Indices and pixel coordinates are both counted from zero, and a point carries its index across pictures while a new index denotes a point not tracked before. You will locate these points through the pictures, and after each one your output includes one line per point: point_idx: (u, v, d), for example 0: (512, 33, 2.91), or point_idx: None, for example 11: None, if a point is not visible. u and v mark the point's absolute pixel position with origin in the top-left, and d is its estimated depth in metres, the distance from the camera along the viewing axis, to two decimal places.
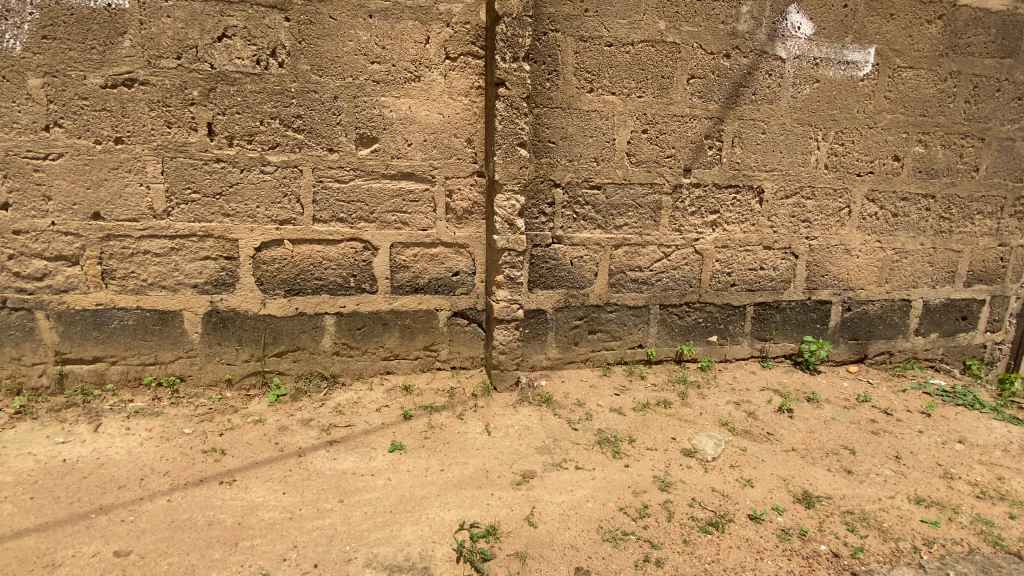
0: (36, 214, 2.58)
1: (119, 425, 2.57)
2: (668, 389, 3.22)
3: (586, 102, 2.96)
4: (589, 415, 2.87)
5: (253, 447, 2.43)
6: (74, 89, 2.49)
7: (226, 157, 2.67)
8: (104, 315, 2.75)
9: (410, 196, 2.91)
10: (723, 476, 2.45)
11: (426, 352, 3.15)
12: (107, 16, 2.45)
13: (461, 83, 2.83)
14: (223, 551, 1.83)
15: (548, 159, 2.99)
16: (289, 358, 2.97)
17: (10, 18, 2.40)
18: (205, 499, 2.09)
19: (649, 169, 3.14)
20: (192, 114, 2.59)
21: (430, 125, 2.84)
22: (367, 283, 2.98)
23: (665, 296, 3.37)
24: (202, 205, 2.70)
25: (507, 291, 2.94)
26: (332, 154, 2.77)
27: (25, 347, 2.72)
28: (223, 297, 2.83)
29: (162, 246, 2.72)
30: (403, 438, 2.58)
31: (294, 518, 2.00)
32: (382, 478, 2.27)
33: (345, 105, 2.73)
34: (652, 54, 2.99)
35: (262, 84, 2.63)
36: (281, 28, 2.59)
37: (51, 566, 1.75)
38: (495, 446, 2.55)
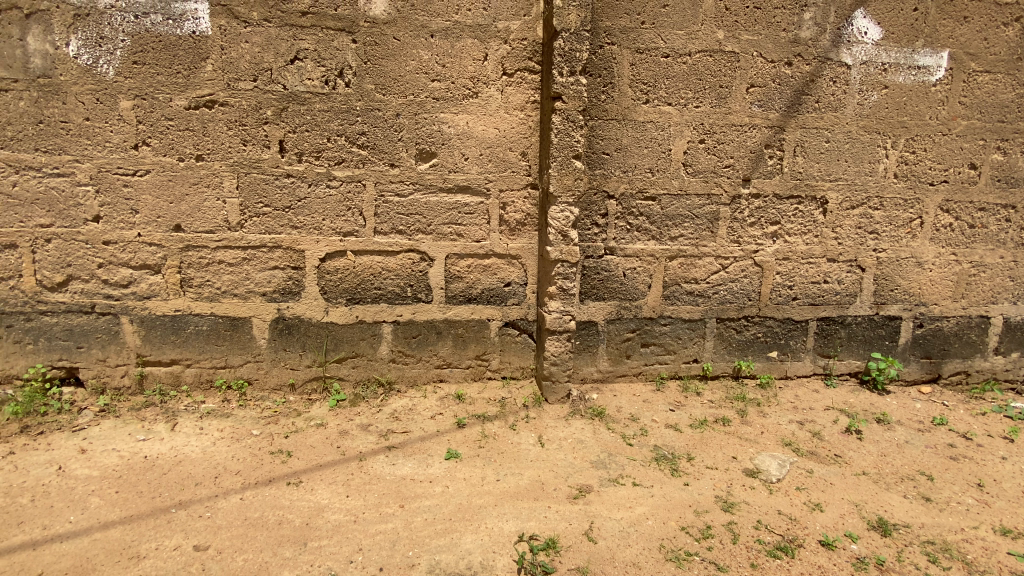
0: (124, 226, 2.79)
1: (193, 425, 2.72)
2: (726, 406, 3.12)
3: (641, 113, 2.94)
4: (644, 430, 2.81)
5: (316, 450, 2.52)
6: (161, 110, 2.68)
7: (295, 173, 2.81)
8: (181, 320, 2.93)
9: (465, 208, 2.97)
10: (789, 498, 2.35)
11: (478, 361, 3.18)
12: (191, 42, 2.64)
13: (518, 97, 2.88)
14: (293, 550, 1.90)
15: (603, 170, 2.98)
16: (348, 364, 3.08)
17: (105, 46, 2.61)
18: (274, 499, 2.18)
19: (707, 179, 3.08)
20: (265, 132, 2.75)
21: (487, 139, 2.90)
22: (423, 293, 3.05)
23: (722, 309, 3.28)
24: (272, 218, 2.85)
25: (559, 302, 2.93)
26: (393, 168, 2.87)
27: (110, 349, 2.93)
28: (289, 305, 2.96)
29: (235, 257, 2.88)
30: (458, 446, 2.61)
31: (357, 521, 2.05)
32: (439, 485, 2.30)
33: (406, 121, 2.83)
34: (710, 64, 2.95)
35: (330, 104, 2.76)
36: (348, 50, 2.72)
37: (138, 557, 1.86)
38: (549, 458, 2.53)
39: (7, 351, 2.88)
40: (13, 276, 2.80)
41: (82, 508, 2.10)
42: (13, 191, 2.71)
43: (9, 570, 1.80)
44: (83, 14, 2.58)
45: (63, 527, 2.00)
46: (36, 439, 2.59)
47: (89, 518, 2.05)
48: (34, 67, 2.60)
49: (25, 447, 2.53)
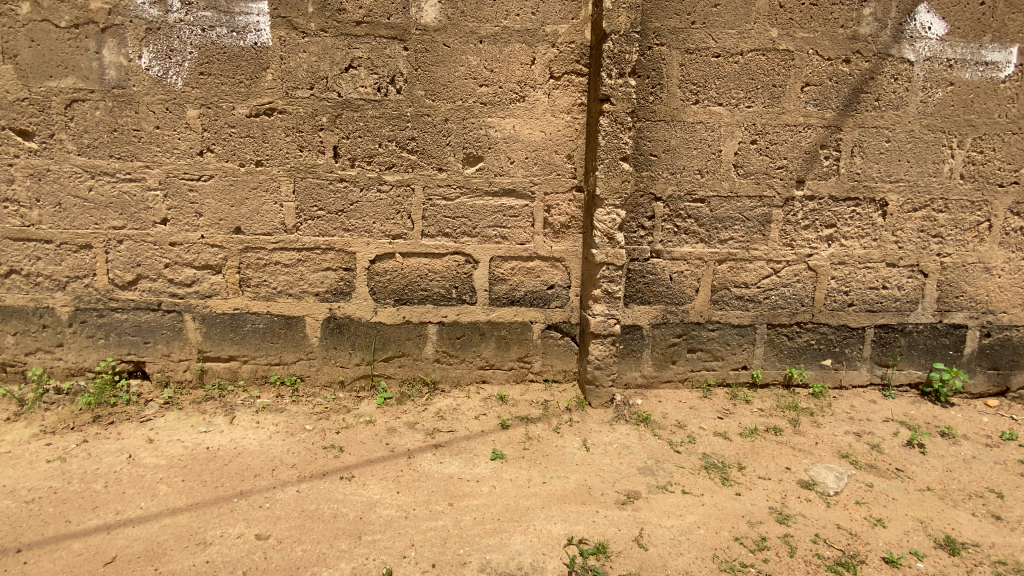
0: (189, 228, 2.94)
1: (250, 418, 2.84)
2: (777, 414, 3.02)
3: (690, 114, 2.90)
4: (692, 437, 2.76)
5: (366, 446, 2.58)
6: (224, 118, 2.82)
7: (348, 177, 2.90)
8: (239, 318, 3.06)
9: (510, 211, 2.99)
10: (848, 513, 2.25)
11: (521, 363, 3.20)
12: (253, 53, 2.76)
13: (564, 100, 2.88)
14: (348, 543, 1.95)
15: (650, 171, 2.95)
16: (395, 363, 3.15)
17: (174, 58, 2.76)
18: (329, 492, 2.24)
19: (758, 181, 3.00)
20: (320, 139, 2.85)
21: (533, 142, 2.92)
22: (467, 295, 3.09)
23: (773, 315, 3.19)
24: (325, 221, 2.95)
25: (604, 306, 2.91)
26: (441, 172, 2.92)
27: (174, 345, 3.09)
28: (340, 305, 3.05)
29: (290, 258, 2.99)
30: (503, 447, 2.63)
31: (408, 517, 2.09)
32: (486, 485, 2.32)
33: (454, 126, 2.88)
34: (763, 63, 2.88)
35: (382, 110, 2.84)
36: (399, 57, 2.79)
37: (205, 543, 1.95)
38: (595, 462, 2.52)
39: (82, 345, 3.09)
40: (89, 275, 3.00)
41: (152, 494, 2.22)
42: (90, 195, 2.90)
43: (87, 551, 1.91)
44: (154, 28, 2.73)
45: (135, 513, 2.11)
46: (107, 428, 2.76)
47: (159, 504, 2.16)
48: (110, 79, 2.77)
49: (99, 436, 2.69)
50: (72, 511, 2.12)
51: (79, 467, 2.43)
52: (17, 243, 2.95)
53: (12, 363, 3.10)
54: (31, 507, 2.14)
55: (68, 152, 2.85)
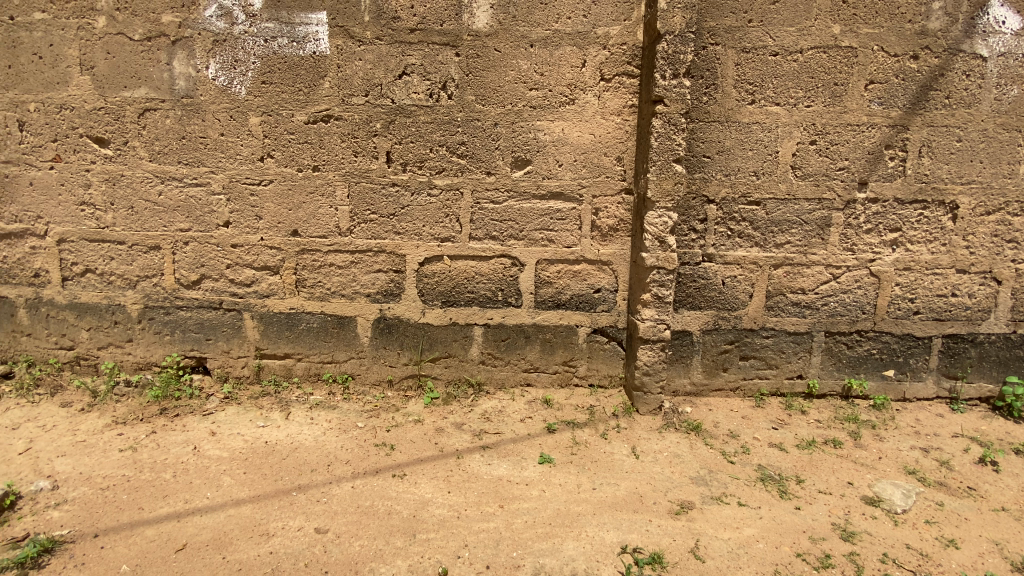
0: (250, 231, 3.07)
1: (304, 415, 2.94)
2: (835, 426, 2.90)
3: (746, 114, 2.82)
4: (745, 448, 2.68)
5: (416, 445, 2.63)
6: (284, 125, 2.93)
7: (399, 182, 2.97)
8: (294, 318, 3.17)
9: (558, 214, 2.98)
10: (918, 532, 2.14)
11: (566, 367, 3.18)
12: (312, 62, 2.86)
13: (615, 102, 2.86)
14: (404, 540, 1.99)
15: (702, 173, 2.88)
16: (441, 363, 3.20)
17: (239, 68, 2.89)
18: (382, 489, 2.29)
19: (817, 183, 2.90)
20: (374, 144, 2.93)
21: (582, 145, 2.90)
22: (514, 297, 3.10)
23: (831, 322, 3.07)
24: (378, 225, 3.03)
25: (653, 310, 2.86)
26: (490, 176, 2.95)
27: (233, 342, 3.23)
28: (389, 306, 3.12)
29: (343, 260, 3.08)
30: (551, 451, 2.62)
31: (460, 518, 2.11)
32: (536, 489, 2.31)
33: (504, 130, 2.89)
34: (823, 61, 2.77)
35: (434, 115, 2.89)
36: (452, 63, 2.84)
37: (268, 534, 2.02)
38: (646, 470, 2.48)
39: (150, 340, 3.26)
40: (157, 275, 3.17)
41: (217, 485, 2.33)
42: (159, 199, 3.07)
43: (159, 537, 2.02)
44: (221, 40, 2.87)
45: (201, 502, 2.21)
46: (173, 420, 2.91)
47: (223, 495, 2.26)
48: (179, 89, 2.93)
49: (165, 427, 2.84)
50: (145, 499, 2.24)
51: (148, 456, 2.56)
52: (93, 244, 3.15)
53: (86, 356, 3.30)
54: (108, 493, 2.28)
55: (141, 158, 3.02)
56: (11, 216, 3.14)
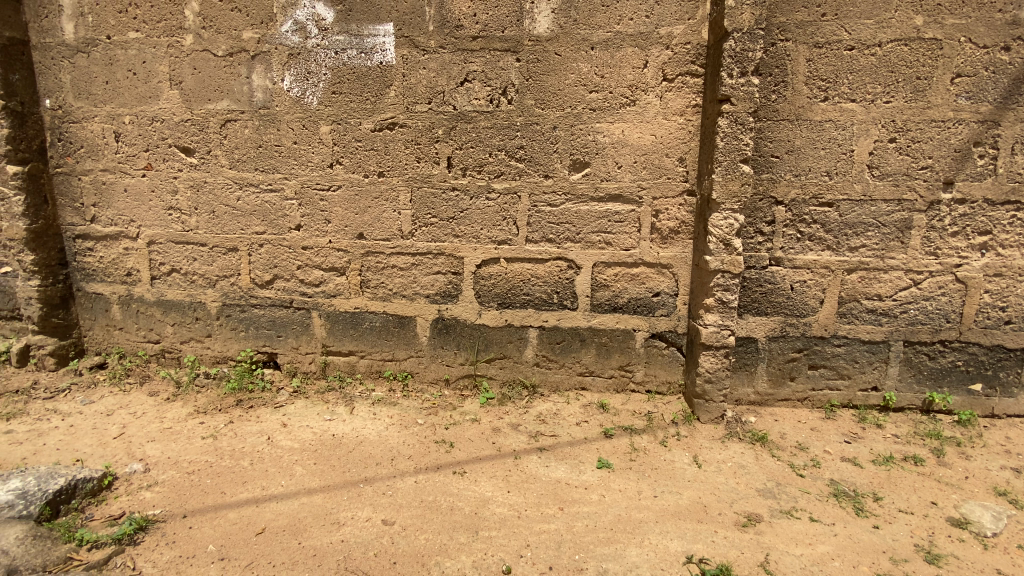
0: (319, 234, 3.23)
1: (367, 411, 3.07)
2: (915, 442, 2.72)
3: (818, 112, 2.70)
4: (816, 461, 2.56)
5: (475, 444, 2.69)
6: (352, 133, 3.06)
7: (459, 186, 3.04)
8: (358, 317, 3.31)
9: (616, 217, 2.96)
10: (1013, 558, 1.98)
11: (623, 372, 3.15)
12: (379, 71, 2.98)
13: (677, 102, 2.81)
14: (467, 536, 2.03)
15: (770, 174, 2.78)
16: (497, 364, 3.24)
17: (311, 80, 3.05)
18: (444, 485, 2.36)
19: (897, 183, 2.74)
20: (436, 150, 3.01)
21: (643, 146, 2.87)
22: (570, 300, 3.10)
23: (911, 331, 2.89)
24: (437, 228, 3.11)
25: (717, 315, 2.79)
26: (548, 179, 2.96)
27: (302, 339, 3.40)
28: (448, 307, 3.20)
29: (404, 262, 3.18)
30: (609, 456, 2.60)
31: (521, 517, 2.14)
32: (595, 493, 2.31)
33: (563, 134, 2.91)
34: (904, 54, 2.62)
35: (494, 120, 2.94)
36: (512, 69, 2.88)
37: (339, 523, 2.12)
38: (708, 479, 2.41)
39: (226, 336, 3.49)
40: (235, 275, 3.39)
41: (290, 474, 2.46)
42: (238, 204, 3.28)
43: (240, 520, 2.15)
44: (295, 53, 3.03)
45: (276, 489, 2.35)
46: (248, 411, 3.10)
47: (296, 484, 2.39)
48: (257, 101, 3.12)
49: (241, 417, 3.03)
50: (226, 484, 2.40)
51: (227, 444, 2.74)
52: (178, 246, 3.40)
53: (171, 349, 3.58)
54: (192, 477, 2.45)
55: (222, 166, 3.24)
56: (108, 220, 3.44)
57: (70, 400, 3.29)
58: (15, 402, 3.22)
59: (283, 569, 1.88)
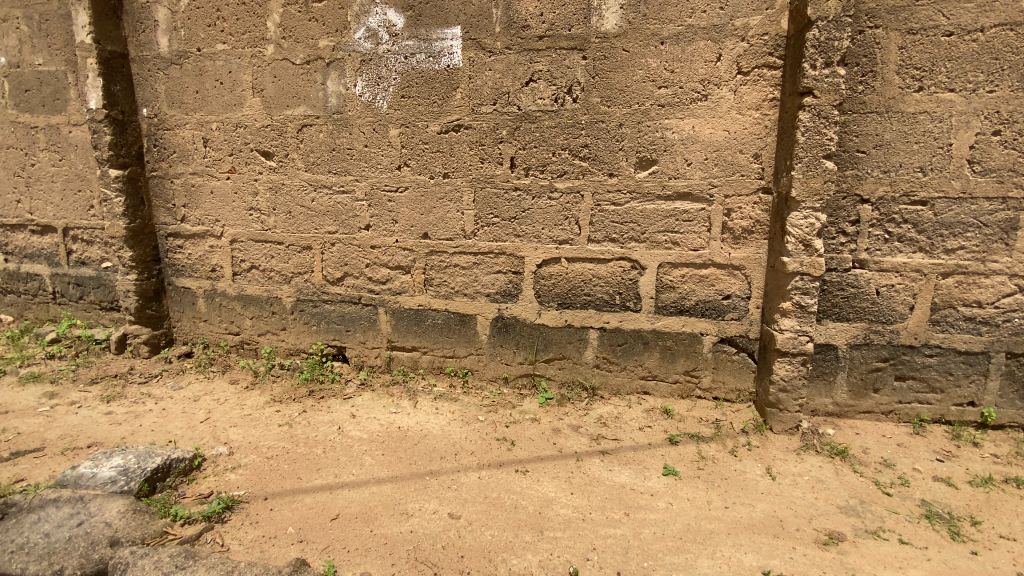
0: (386, 233, 3.34)
1: (430, 406, 3.15)
2: (1019, 464, 2.48)
3: (911, 103, 2.51)
4: (904, 479, 2.38)
5: (536, 444, 2.69)
6: (420, 135, 3.14)
7: (522, 186, 3.05)
8: (421, 314, 3.39)
9: (684, 216, 2.87)
10: None
11: (688, 377, 3.05)
12: (446, 74, 3.04)
13: (753, 97, 2.69)
14: (532, 536, 2.04)
15: (855, 170, 2.61)
16: (556, 364, 3.23)
17: (382, 85, 3.15)
18: (508, 483, 2.37)
19: (1001, 180, 2.50)
20: (500, 150, 3.04)
21: (714, 143, 2.76)
22: (632, 302, 3.03)
23: (1015, 342, 2.63)
24: (500, 228, 3.13)
25: (794, 320, 2.66)
26: (612, 178, 2.92)
27: (368, 334, 3.53)
28: (508, 306, 3.22)
29: (466, 261, 3.23)
30: (675, 463, 2.53)
31: (586, 520, 2.12)
32: (662, 500, 2.25)
33: (629, 131, 2.85)
34: (1011, 39, 2.39)
35: (559, 119, 2.93)
36: (578, 67, 2.85)
37: (408, 514, 2.18)
38: (784, 493, 2.30)
39: (299, 329, 3.68)
40: (308, 272, 3.56)
41: (360, 464, 2.56)
42: (312, 205, 3.44)
43: (317, 505, 2.26)
44: (367, 59, 3.15)
45: (348, 478, 2.45)
46: (319, 402, 3.26)
47: (366, 473, 2.48)
48: (331, 106, 3.27)
49: (313, 407, 3.19)
50: (302, 470, 2.53)
51: (302, 432, 2.89)
52: (257, 244, 3.62)
53: (249, 341, 3.81)
54: (272, 462, 2.60)
55: (298, 169, 3.41)
56: (196, 219, 3.72)
57: (162, 385, 3.58)
58: (115, 385, 3.54)
59: (357, 555, 1.95)
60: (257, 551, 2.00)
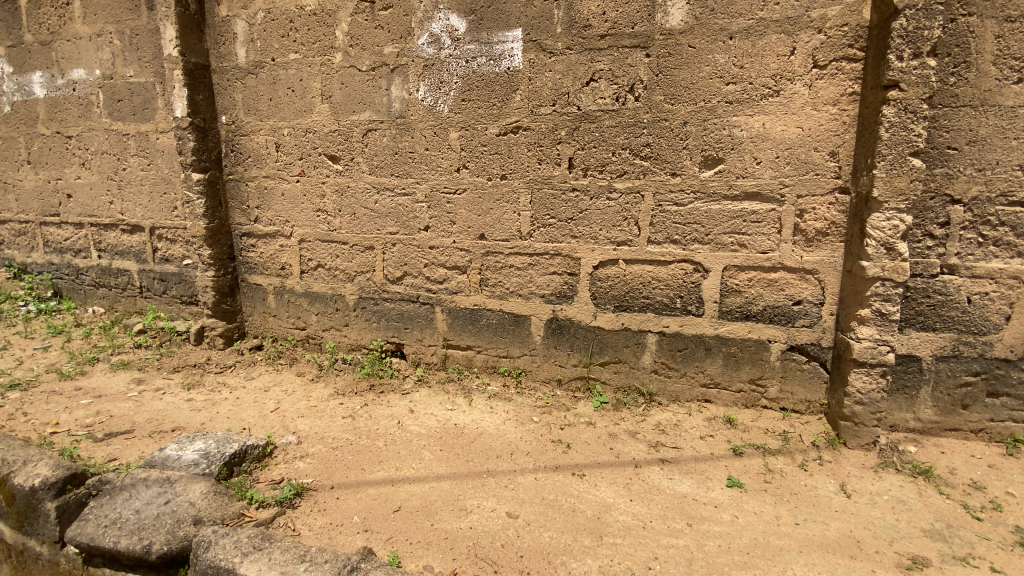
0: (444, 234, 3.41)
1: (485, 405, 3.19)
2: None
3: (1011, 95, 2.30)
4: (998, 505, 2.19)
5: (592, 448, 2.66)
6: (479, 138, 3.19)
7: (580, 186, 3.03)
8: (477, 314, 3.44)
9: (752, 217, 2.75)
10: None
11: (754, 386, 2.93)
12: (506, 77, 3.07)
13: (830, 91, 2.55)
14: (591, 540, 2.02)
15: (945, 168, 2.42)
16: (612, 368, 3.18)
17: (443, 89, 3.22)
18: (565, 486, 2.37)
19: None
20: (558, 151, 3.03)
21: (786, 140, 2.64)
22: (694, 306, 2.95)
23: None
24: (557, 229, 3.13)
25: (873, 328, 2.50)
26: (675, 177, 2.85)
27: (425, 332, 3.62)
28: (564, 308, 3.20)
29: (522, 262, 3.24)
30: (740, 474, 2.43)
31: (647, 528, 2.08)
32: (727, 513, 2.17)
33: (694, 129, 2.77)
34: None
35: (619, 119, 2.89)
36: (641, 65, 2.80)
37: (466, 510, 2.22)
38: (860, 512, 2.16)
39: (361, 326, 3.82)
40: (369, 271, 3.69)
41: (420, 458, 2.63)
42: (375, 207, 3.57)
43: (380, 497, 2.34)
44: (430, 64, 3.22)
45: (409, 472, 2.52)
46: (378, 396, 3.37)
47: (426, 468, 2.55)
48: (395, 110, 3.37)
49: (374, 401, 3.31)
50: (365, 462, 2.63)
51: (364, 425, 3.00)
52: (323, 244, 3.79)
53: (314, 335, 4.00)
54: (337, 453, 2.72)
55: (362, 171, 3.54)
56: (267, 220, 3.94)
57: (235, 375, 3.82)
58: (194, 374, 3.82)
59: (420, 547, 2.01)
60: (326, 537, 2.10)
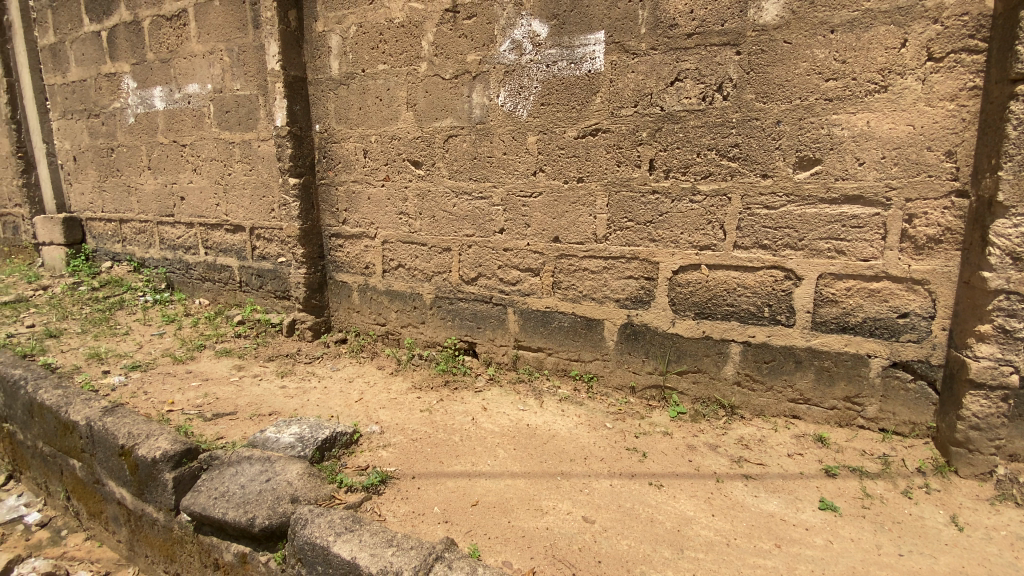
0: (520, 237, 3.46)
1: (557, 407, 3.21)
2: None
3: None
4: None
5: (670, 458, 2.60)
6: (557, 141, 3.21)
7: (661, 189, 2.97)
8: (549, 316, 3.46)
9: (852, 221, 2.57)
10: None
11: (849, 404, 2.73)
12: (587, 79, 3.07)
13: (946, 86, 2.33)
14: (671, 552, 1.98)
15: None
16: (689, 377, 3.09)
17: (523, 94, 3.28)
18: (642, 494, 2.33)
19: None
20: (638, 153, 2.99)
21: (894, 139, 2.44)
22: (783, 315, 2.79)
23: None
24: (634, 232, 3.08)
25: (995, 346, 2.25)
26: (765, 179, 2.71)
27: (497, 332, 3.69)
28: (640, 313, 3.15)
29: (598, 265, 3.22)
30: (833, 497, 2.28)
31: (730, 545, 2.01)
32: (819, 537, 2.04)
33: (788, 128, 2.63)
34: None
35: (705, 119, 2.80)
36: (731, 63, 2.70)
37: (542, 510, 2.25)
38: (977, 548, 1.96)
39: (436, 324, 3.96)
40: (446, 271, 3.82)
41: (495, 455, 2.69)
42: (453, 210, 3.69)
43: (458, 490, 2.43)
44: (511, 70, 3.29)
45: (484, 468, 2.59)
46: (453, 393, 3.49)
47: (500, 465, 2.60)
48: (475, 116, 3.47)
49: (449, 397, 3.42)
50: (443, 455, 2.73)
51: (440, 420, 3.12)
52: (404, 244, 3.97)
53: (393, 332, 4.20)
54: (417, 444, 2.84)
55: (442, 176, 3.68)
56: (354, 221, 4.19)
57: (322, 366, 4.10)
58: (286, 363, 4.14)
59: (498, 543, 2.06)
60: (410, 525, 2.21)
